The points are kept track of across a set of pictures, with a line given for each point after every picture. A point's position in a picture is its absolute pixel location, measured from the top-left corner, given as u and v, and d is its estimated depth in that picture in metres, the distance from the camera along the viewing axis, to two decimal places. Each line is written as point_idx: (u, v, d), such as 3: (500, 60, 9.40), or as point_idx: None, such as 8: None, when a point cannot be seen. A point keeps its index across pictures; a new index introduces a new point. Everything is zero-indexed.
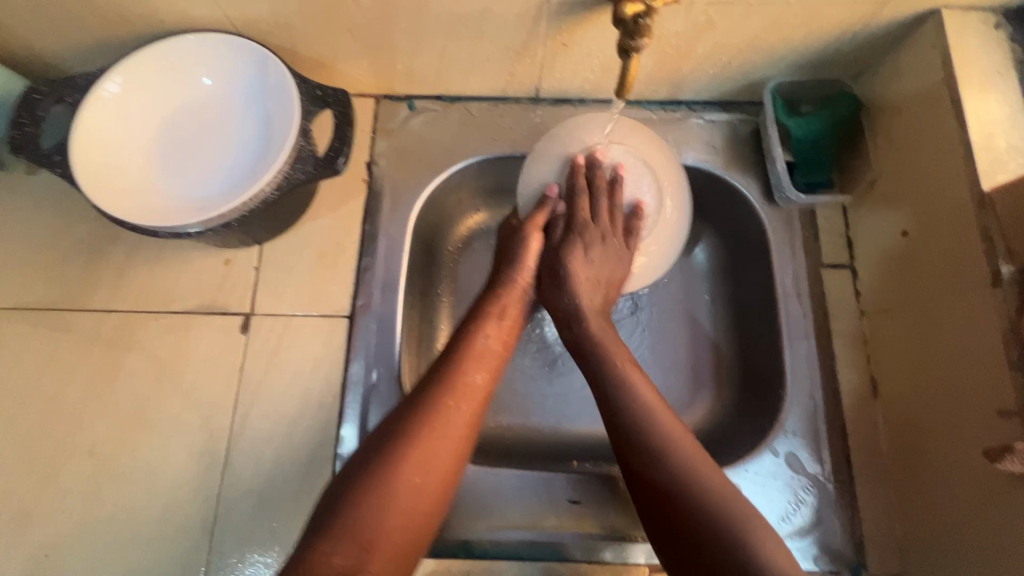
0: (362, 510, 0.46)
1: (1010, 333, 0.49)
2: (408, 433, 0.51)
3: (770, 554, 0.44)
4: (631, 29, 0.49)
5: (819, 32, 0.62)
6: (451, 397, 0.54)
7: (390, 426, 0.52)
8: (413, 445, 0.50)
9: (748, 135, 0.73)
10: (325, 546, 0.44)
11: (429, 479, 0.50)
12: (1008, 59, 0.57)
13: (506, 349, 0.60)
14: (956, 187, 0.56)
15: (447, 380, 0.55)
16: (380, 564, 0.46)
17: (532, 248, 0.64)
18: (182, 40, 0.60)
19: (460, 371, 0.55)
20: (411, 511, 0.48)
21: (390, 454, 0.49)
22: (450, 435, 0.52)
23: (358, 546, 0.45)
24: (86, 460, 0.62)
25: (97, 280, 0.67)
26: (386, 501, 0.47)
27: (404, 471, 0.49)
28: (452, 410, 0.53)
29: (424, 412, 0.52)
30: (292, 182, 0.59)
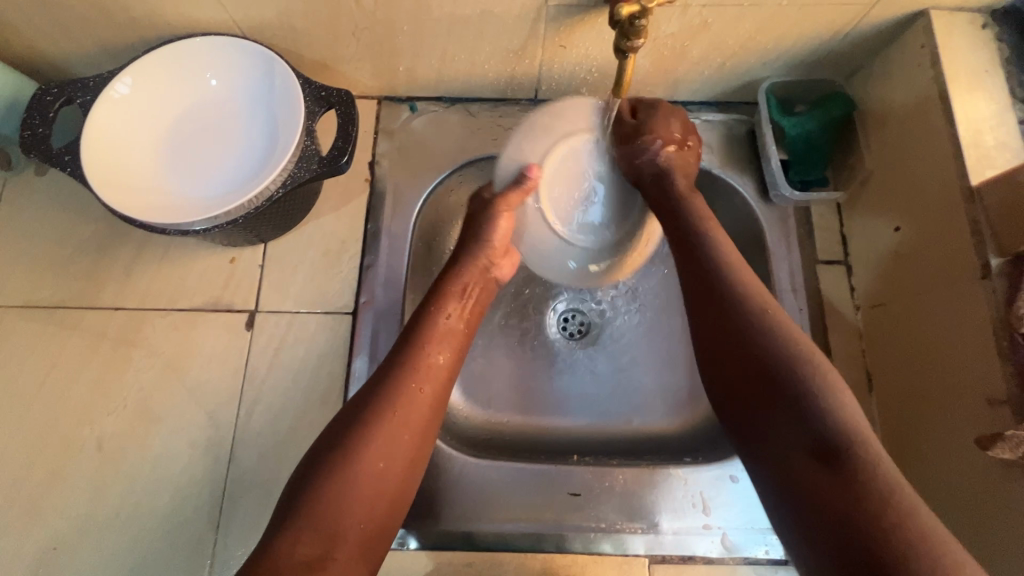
0: (328, 501, 0.47)
1: (999, 325, 0.51)
2: (372, 420, 0.51)
3: (846, 416, 0.47)
4: (627, 30, 0.50)
5: (811, 34, 0.63)
6: (410, 379, 0.54)
7: (354, 410, 0.52)
8: (378, 432, 0.51)
9: (743, 134, 0.75)
10: (288, 539, 0.45)
11: (394, 463, 0.51)
12: (994, 59, 0.59)
13: (469, 327, 0.61)
14: (945, 183, 0.57)
15: (409, 362, 0.55)
16: (349, 549, 0.47)
17: (501, 227, 0.63)
18: (189, 44, 0.62)
19: (421, 352, 0.56)
20: (378, 496, 0.50)
21: (353, 438, 0.50)
22: (412, 418, 0.53)
23: (323, 537, 0.46)
24: (95, 454, 0.63)
25: (104, 278, 0.68)
26: (352, 489, 0.48)
27: (368, 458, 0.50)
28: (417, 392, 0.54)
29: (384, 395, 0.53)
30: (297, 181, 0.60)
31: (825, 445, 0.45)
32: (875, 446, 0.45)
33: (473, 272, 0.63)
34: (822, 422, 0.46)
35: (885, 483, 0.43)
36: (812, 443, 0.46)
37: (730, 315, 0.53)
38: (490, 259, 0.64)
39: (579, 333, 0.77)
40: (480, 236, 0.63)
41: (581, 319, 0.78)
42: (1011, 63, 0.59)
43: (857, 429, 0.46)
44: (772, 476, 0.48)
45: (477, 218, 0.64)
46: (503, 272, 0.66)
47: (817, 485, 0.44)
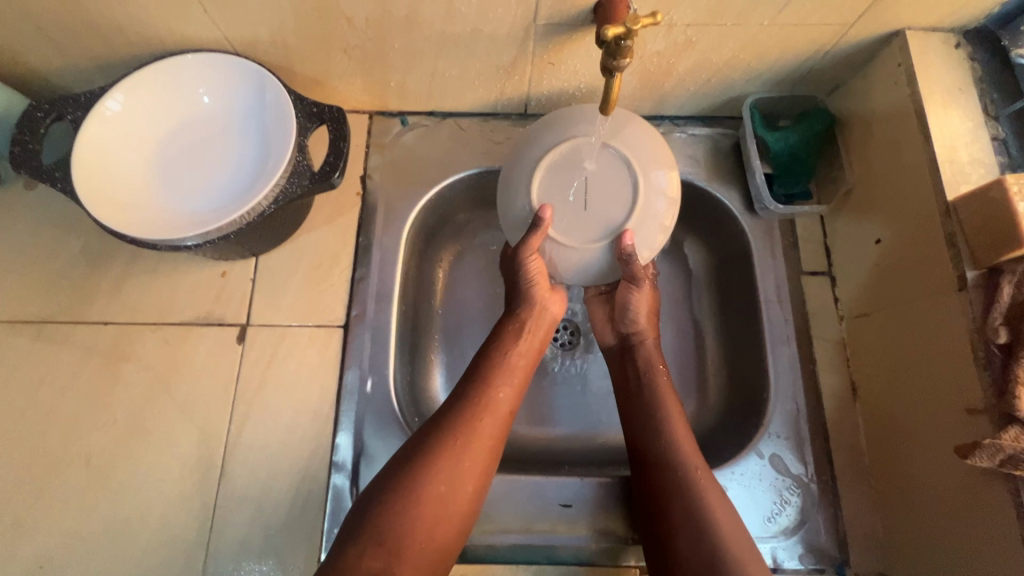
0: (394, 516, 0.49)
1: (976, 336, 0.52)
2: (439, 443, 0.54)
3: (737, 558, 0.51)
4: (613, 50, 0.51)
5: (792, 53, 0.65)
6: (476, 411, 0.56)
7: (417, 442, 0.54)
8: (445, 457, 0.53)
9: (729, 148, 0.76)
10: (357, 548, 0.48)
11: (456, 489, 0.52)
12: (967, 78, 0.61)
13: (528, 364, 0.63)
14: (923, 197, 0.59)
15: (473, 395, 0.58)
16: (410, 566, 0.48)
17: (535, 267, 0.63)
18: (181, 60, 0.63)
19: (484, 388, 0.58)
20: (437, 521, 0.51)
21: (417, 463, 0.52)
22: (476, 449, 0.54)
23: (384, 549, 0.48)
24: (83, 471, 0.62)
25: (94, 293, 0.68)
26: (417, 510, 0.50)
27: (432, 480, 0.52)
28: (479, 424, 0.56)
29: (451, 422, 0.55)
30: (289, 196, 0.60)
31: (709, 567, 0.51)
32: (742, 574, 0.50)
33: (528, 310, 0.65)
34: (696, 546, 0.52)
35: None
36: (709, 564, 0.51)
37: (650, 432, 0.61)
38: (541, 299, 0.65)
39: (571, 343, 0.78)
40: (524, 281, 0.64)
41: (573, 330, 0.79)
42: (983, 82, 0.61)
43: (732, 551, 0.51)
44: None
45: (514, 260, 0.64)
46: (556, 308, 0.67)
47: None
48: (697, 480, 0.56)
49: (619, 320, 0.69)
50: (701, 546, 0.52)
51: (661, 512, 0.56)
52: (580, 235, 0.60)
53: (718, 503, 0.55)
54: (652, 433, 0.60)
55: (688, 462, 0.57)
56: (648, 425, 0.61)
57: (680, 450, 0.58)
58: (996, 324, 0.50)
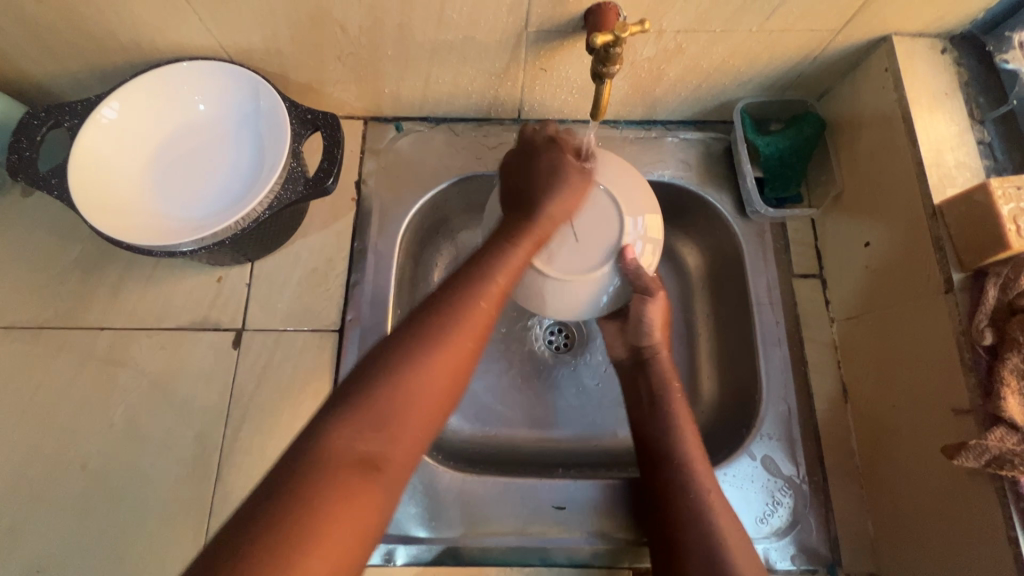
0: (386, 394, 0.44)
1: (962, 337, 0.53)
2: (435, 323, 0.48)
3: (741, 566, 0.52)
4: (603, 57, 0.52)
5: (782, 58, 0.66)
6: (473, 293, 0.51)
7: (414, 322, 0.49)
8: (441, 337, 0.48)
9: (720, 152, 0.77)
10: (349, 432, 0.42)
11: (454, 374, 0.48)
12: (953, 82, 0.61)
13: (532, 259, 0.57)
14: (910, 199, 0.59)
15: (470, 278, 0.52)
16: (402, 454, 0.44)
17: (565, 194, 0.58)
18: (177, 68, 0.63)
19: (487, 273, 0.53)
20: (436, 402, 0.46)
21: (418, 346, 0.47)
22: (472, 326, 0.49)
23: (383, 434, 0.43)
24: (80, 476, 0.63)
25: (90, 299, 0.69)
26: (414, 392, 0.45)
27: (431, 359, 0.47)
28: (477, 306, 0.50)
29: (446, 303, 0.50)
30: (283, 202, 0.61)
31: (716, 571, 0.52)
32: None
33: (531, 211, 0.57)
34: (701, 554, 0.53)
35: None
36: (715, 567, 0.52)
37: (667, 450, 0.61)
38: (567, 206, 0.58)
39: (565, 346, 0.79)
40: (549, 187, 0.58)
41: (567, 332, 0.79)
42: (970, 86, 0.62)
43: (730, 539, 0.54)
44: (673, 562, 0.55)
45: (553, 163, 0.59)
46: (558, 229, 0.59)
47: None
48: (708, 492, 0.57)
49: (631, 333, 0.68)
50: (710, 537, 0.54)
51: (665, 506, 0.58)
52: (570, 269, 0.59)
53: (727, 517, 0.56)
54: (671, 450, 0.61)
55: (689, 455, 0.60)
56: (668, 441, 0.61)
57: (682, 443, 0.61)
58: (982, 326, 0.51)
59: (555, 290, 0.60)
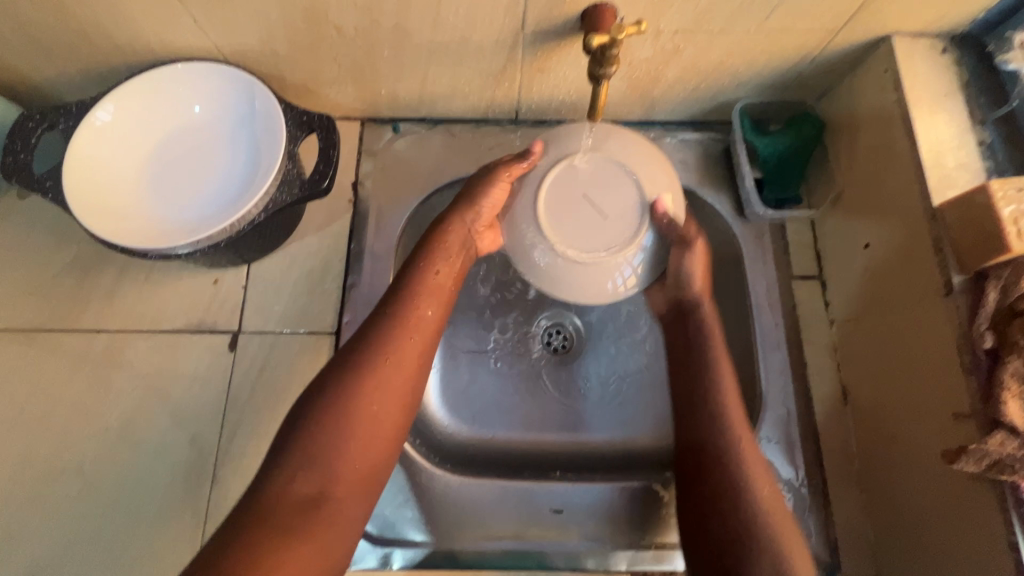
0: (322, 437, 0.50)
1: (962, 340, 0.52)
2: (362, 366, 0.53)
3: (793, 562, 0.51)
4: (600, 58, 0.52)
5: (781, 58, 0.66)
6: (398, 329, 0.56)
7: (343, 364, 0.54)
8: (369, 379, 0.53)
9: (719, 152, 0.77)
10: (283, 477, 0.48)
11: (386, 407, 0.53)
12: (953, 83, 0.61)
13: (456, 280, 0.62)
14: (910, 200, 0.59)
15: (398, 311, 0.57)
16: (344, 489, 0.50)
17: (496, 194, 0.62)
18: (172, 70, 0.63)
19: (409, 304, 0.58)
20: (366, 441, 0.52)
21: (345, 390, 0.52)
22: (400, 359, 0.55)
23: (317, 473, 0.49)
24: (75, 479, 0.63)
25: (86, 301, 0.69)
26: (345, 433, 0.51)
27: (360, 400, 0.52)
28: (405, 341, 0.56)
29: (375, 343, 0.55)
30: (279, 204, 0.61)
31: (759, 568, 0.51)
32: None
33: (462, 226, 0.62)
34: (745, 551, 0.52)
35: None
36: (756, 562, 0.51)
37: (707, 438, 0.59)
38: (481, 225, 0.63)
39: (563, 348, 0.78)
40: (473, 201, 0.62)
41: (565, 334, 0.79)
42: (970, 87, 0.61)
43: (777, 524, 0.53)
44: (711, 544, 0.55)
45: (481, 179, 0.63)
46: (484, 244, 0.65)
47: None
48: (756, 486, 0.55)
49: (670, 288, 0.66)
50: (755, 531, 0.53)
51: (712, 501, 0.56)
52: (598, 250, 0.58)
53: (778, 512, 0.54)
54: (715, 438, 0.59)
55: (739, 442, 0.58)
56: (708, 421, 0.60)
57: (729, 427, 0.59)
58: (982, 330, 0.50)
59: (599, 276, 0.59)
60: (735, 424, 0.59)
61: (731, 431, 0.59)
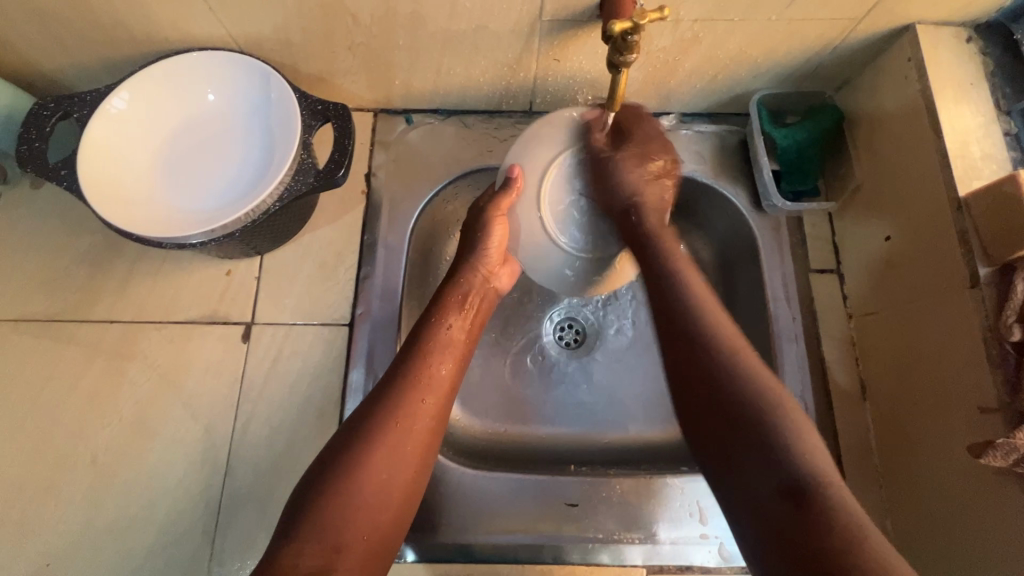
0: (330, 511, 0.48)
1: (989, 333, 0.52)
2: (373, 434, 0.52)
3: (813, 451, 0.46)
4: (620, 45, 0.50)
5: (800, 48, 0.65)
6: (411, 392, 0.54)
7: (358, 422, 0.53)
8: (379, 442, 0.51)
9: (735, 144, 0.76)
10: (293, 549, 0.46)
11: (396, 473, 0.51)
12: (979, 73, 0.60)
13: (470, 339, 0.61)
14: (934, 191, 0.58)
15: (415, 372, 0.56)
16: (352, 560, 0.48)
17: (497, 234, 0.63)
18: (187, 58, 0.62)
19: (424, 365, 0.56)
20: (380, 509, 0.50)
21: (355, 455, 0.51)
22: (414, 425, 0.53)
23: (328, 546, 0.47)
24: (89, 469, 0.63)
25: (99, 291, 0.68)
26: (357, 501, 0.49)
27: (371, 471, 0.50)
28: (419, 403, 0.54)
29: (390, 406, 0.53)
30: (294, 194, 0.60)
31: (791, 485, 0.44)
32: (840, 490, 0.44)
33: (474, 282, 0.63)
34: (788, 461, 0.45)
35: (845, 500, 0.43)
36: (778, 486, 0.44)
37: (698, 338, 0.52)
38: (488, 270, 0.64)
39: (575, 342, 0.78)
40: (476, 234, 0.63)
41: (577, 329, 0.78)
42: (995, 77, 0.60)
43: (829, 471, 0.45)
44: (745, 522, 0.46)
45: (472, 225, 0.64)
46: (504, 281, 0.67)
47: (778, 520, 0.44)
48: (756, 377, 0.49)
49: (604, 197, 0.61)
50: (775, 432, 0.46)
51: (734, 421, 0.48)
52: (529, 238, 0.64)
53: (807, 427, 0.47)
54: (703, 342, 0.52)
55: (731, 343, 0.52)
56: (683, 312, 0.54)
57: (741, 370, 0.50)
58: (1010, 322, 0.49)
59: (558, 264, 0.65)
60: (723, 328, 0.53)
61: (720, 336, 0.52)
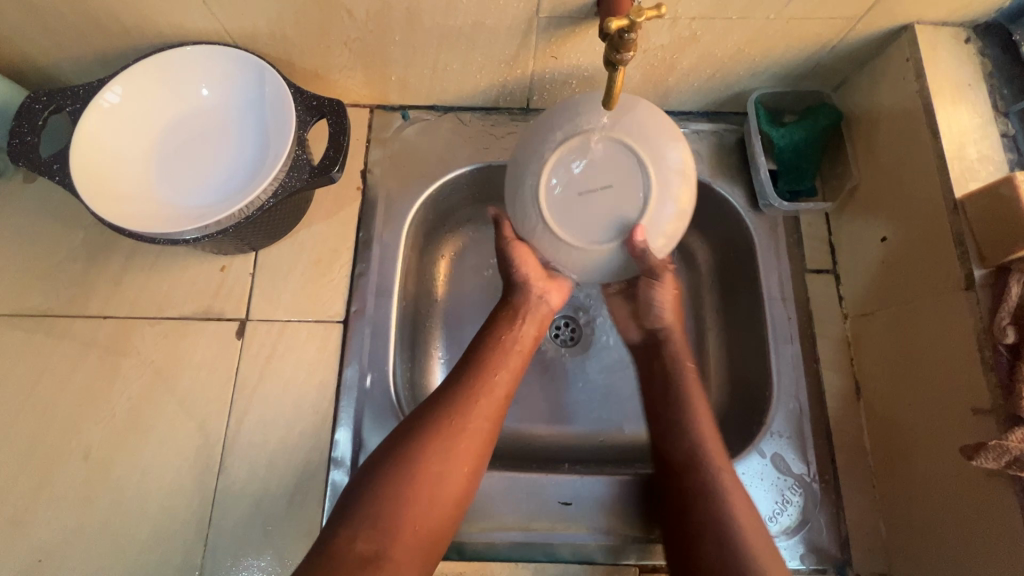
0: (384, 497, 0.50)
1: (983, 335, 0.52)
2: (428, 429, 0.54)
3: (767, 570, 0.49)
4: (617, 43, 0.50)
5: (798, 48, 0.64)
6: (468, 395, 0.56)
7: (414, 419, 0.55)
8: (433, 435, 0.53)
9: (733, 144, 0.75)
10: (347, 532, 0.48)
11: (450, 467, 0.53)
12: (977, 73, 0.60)
13: (526, 350, 0.63)
14: (930, 193, 0.58)
15: (470, 376, 0.58)
16: (404, 549, 0.49)
17: (528, 259, 0.66)
18: (181, 52, 0.62)
19: (481, 371, 0.59)
20: (432, 503, 0.51)
21: (409, 447, 0.52)
22: (471, 424, 0.55)
23: (379, 531, 0.48)
24: (82, 465, 0.62)
25: (92, 287, 0.68)
26: (412, 491, 0.50)
27: (422, 463, 0.52)
28: (474, 404, 0.56)
29: (446, 404, 0.56)
30: (288, 189, 0.60)
31: None
32: None
33: (527, 298, 0.66)
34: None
35: None
36: None
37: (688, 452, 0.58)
38: (540, 288, 0.67)
39: (571, 340, 0.78)
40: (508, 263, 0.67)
41: (573, 327, 0.78)
42: (994, 77, 0.60)
43: None
44: None
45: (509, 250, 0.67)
46: (556, 299, 0.68)
47: None
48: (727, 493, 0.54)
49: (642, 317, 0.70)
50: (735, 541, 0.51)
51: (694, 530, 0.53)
52: (600, 235, 0.58)
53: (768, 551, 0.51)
54: (690, 450, 0.59)
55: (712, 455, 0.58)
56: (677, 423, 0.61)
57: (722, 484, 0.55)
58: (1004, 324, 0.49)
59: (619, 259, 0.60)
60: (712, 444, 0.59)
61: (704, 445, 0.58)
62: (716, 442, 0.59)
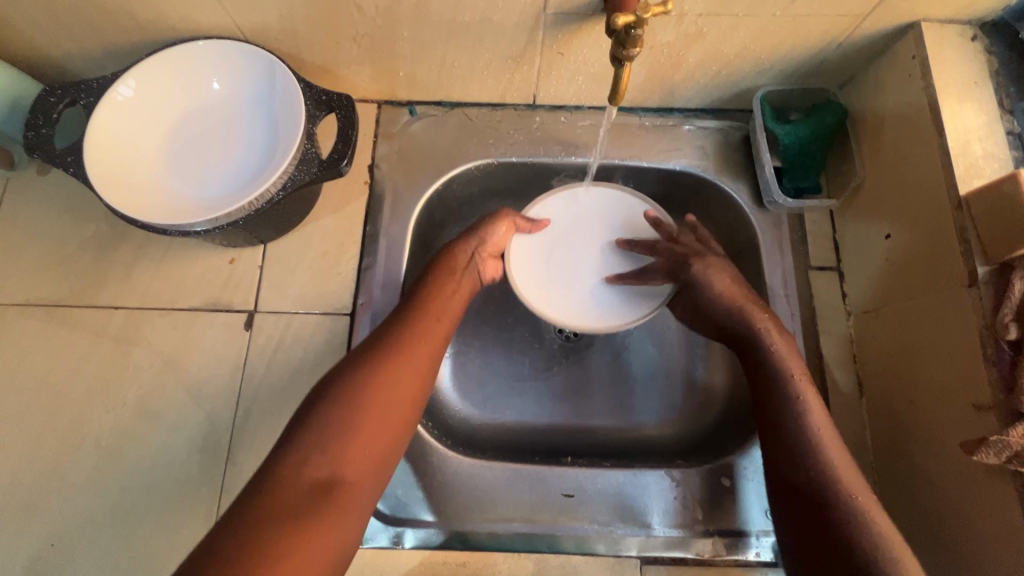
0: (325, 424, 0.50)
1: (986, 330, 0.52)
2: (368, 365, 0.54)
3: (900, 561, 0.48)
4: (623, 39, 0.50)
5: (804, 45, 0.65)
6: (408, 336, 0.58)
7: (355, 356, 0.56)
8: (376, 370, 0.54)
9: (739, 141, 0.76)
10: (297, 459, 0.48)
11: (393, 399, 0.53)
12: (983, 71, 0.60)
13: (461, 302, 0.64)
14: (934, 188, 0.58)
15: (411, 320, 0.59)
16: (353, 474, 0.49)
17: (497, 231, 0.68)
18: (193, 47, 0.63)
19: (421, 316, 0.60)
20: (375, 433, 0.51)
21: (351, 381, 0.53)
22: (411, 362, 0.56)
23: (327, 459, 0.49)
24: (93, 451, 0.64)
25: (103, 277, 0.69)
26: (356, 421, 0.51)
27: (367, 396, 0.52)
28: (413, 344, 0.57)
29: (386, 344, 0.56)
30: (297, 182, 0.61)
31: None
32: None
33: (467, 258, 0.66)
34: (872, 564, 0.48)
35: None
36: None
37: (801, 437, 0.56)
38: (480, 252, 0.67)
39: (574, 336, 0.78)
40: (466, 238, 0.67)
41: None
42: (1000, 76, 0.60)
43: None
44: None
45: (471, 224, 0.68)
46: (490, 271, 0.69)
47: None
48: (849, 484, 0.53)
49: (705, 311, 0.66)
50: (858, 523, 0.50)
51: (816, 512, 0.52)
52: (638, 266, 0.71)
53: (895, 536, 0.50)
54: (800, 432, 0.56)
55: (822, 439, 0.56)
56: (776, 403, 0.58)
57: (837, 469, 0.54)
58: (1006, 321, 0.49)
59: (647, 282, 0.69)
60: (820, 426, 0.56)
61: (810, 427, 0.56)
62: (833, 435, 0.56)
